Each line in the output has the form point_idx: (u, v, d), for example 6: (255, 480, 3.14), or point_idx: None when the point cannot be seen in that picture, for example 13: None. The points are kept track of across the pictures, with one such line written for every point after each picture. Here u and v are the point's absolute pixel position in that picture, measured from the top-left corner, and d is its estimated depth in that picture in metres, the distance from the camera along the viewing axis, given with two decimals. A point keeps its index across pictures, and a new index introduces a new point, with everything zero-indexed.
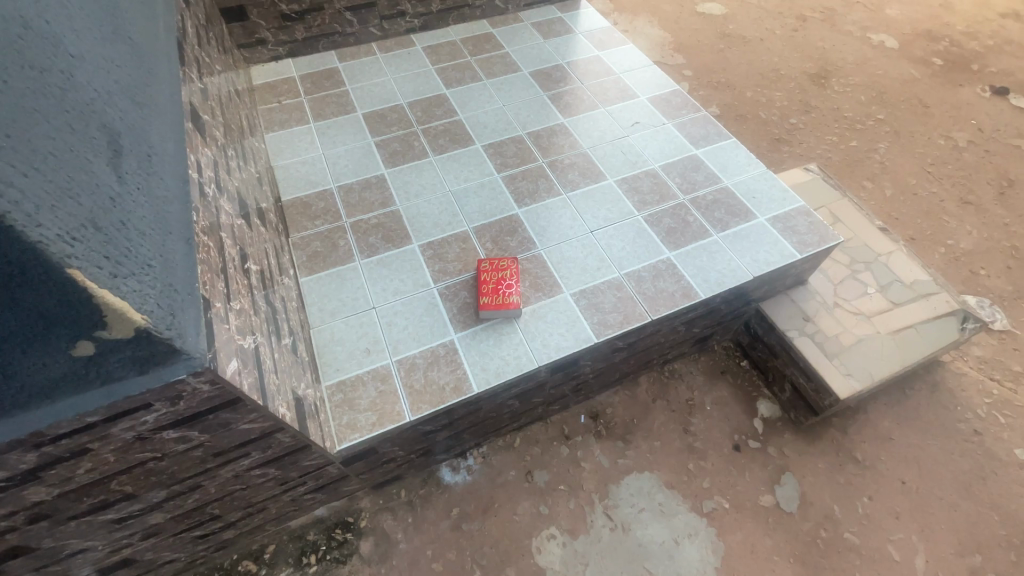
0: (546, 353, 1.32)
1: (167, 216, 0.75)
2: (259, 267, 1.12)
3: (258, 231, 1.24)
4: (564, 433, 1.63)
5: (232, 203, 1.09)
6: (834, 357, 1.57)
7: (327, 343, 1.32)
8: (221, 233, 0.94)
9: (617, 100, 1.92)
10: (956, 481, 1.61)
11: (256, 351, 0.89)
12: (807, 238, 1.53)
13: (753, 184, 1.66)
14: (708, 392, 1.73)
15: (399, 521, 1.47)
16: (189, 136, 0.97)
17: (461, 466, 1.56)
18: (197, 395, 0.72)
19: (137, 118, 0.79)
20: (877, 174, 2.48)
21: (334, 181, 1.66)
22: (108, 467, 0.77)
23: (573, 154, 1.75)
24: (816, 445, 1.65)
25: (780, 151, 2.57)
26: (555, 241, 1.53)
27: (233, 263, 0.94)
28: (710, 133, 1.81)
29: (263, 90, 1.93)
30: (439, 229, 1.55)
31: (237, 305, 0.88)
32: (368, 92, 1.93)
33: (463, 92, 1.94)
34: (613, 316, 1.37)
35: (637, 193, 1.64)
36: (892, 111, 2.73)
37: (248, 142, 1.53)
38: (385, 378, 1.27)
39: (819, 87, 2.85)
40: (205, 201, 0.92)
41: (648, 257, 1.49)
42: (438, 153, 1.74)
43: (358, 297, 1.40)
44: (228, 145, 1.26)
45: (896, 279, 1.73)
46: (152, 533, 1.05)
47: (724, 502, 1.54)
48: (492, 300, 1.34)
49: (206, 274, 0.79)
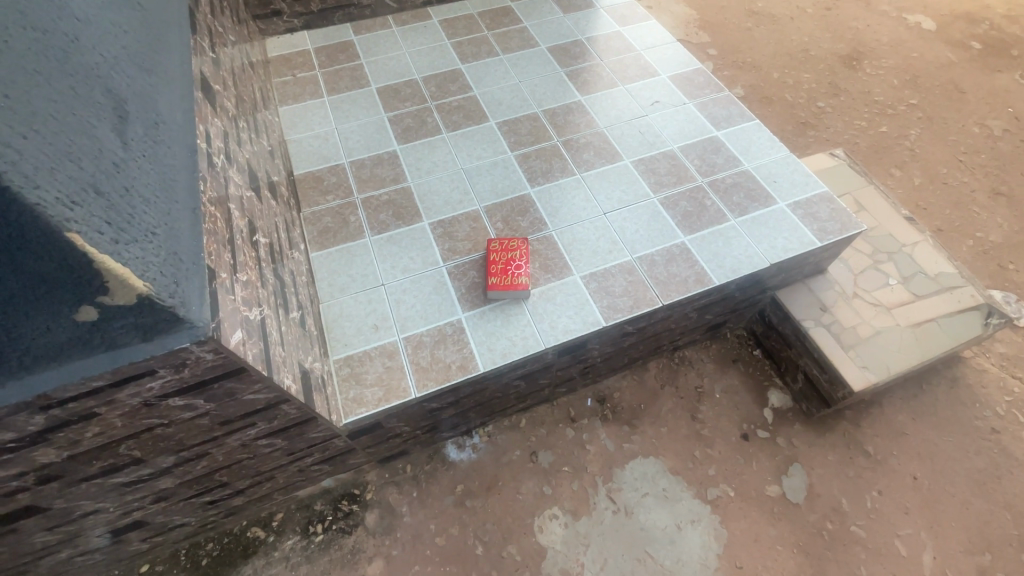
0: (554, 335, 1.30)
1: (173, 185, 0.75)
2: (269, 240, 1.12)
3: (268, 204, 1.24)
4: (571, 415, 1.63)
5: (241, 174, 1.08)
6: (850, 349, 1.53)
7: (336, 318, 1.32)
8: (229, 204, 0.94)
9: (637, 78, 1.87)
10: (970, 479, 1.57)
11: (262, 322, 0.89)
12: (828, 225, 1.48)
13: (774, 168, 1.61)
14: (719, 379, 1.70)
15: (404, 495, 1.49)
16: (199, 106, 0.96)
17: (466, 444, 1.57)
18: (202, 363, 0.73)
19: (145, 84, 0.79)
20: (906, 162, 2.39)
21: (346, 155, 1.65)
22: (115, 432, 0.79)
23: (589, 133, 1.71)
24: (826, 437, 1.62)
25: (806, 135, 2.49)
26: (568, 222, 1.50)
27: (240, 234, 0.94)
28: (733, 115, 1.75)
29: (278, 63, 1.91)
30: (450, 207, 1.53)
31: (243, 277, 0.88)
32: (383, 66, 1.91)
33: (480, 67, 1.90)
34: (623, 300, 1.35)
35: (654, 175, 1.60)
36: (925, 96, 2.62)
37: (261, 115, 1.52)
38: (392, 354, 1.27)
39: (849, 69, 2.74)
40: (214, 171, 0.91)
41: (661, 241, 1.46)
42: (452, 129, 1.71)
43: (367, 274, 1.40)
44: (240, 117, 1.25)
45: (920, 271, 1.67)
46: (163, 497, 1.08)
47: (729, 490, 1.53)
48: (501, 281, 1.33)
49: (212, 244, 0.79)
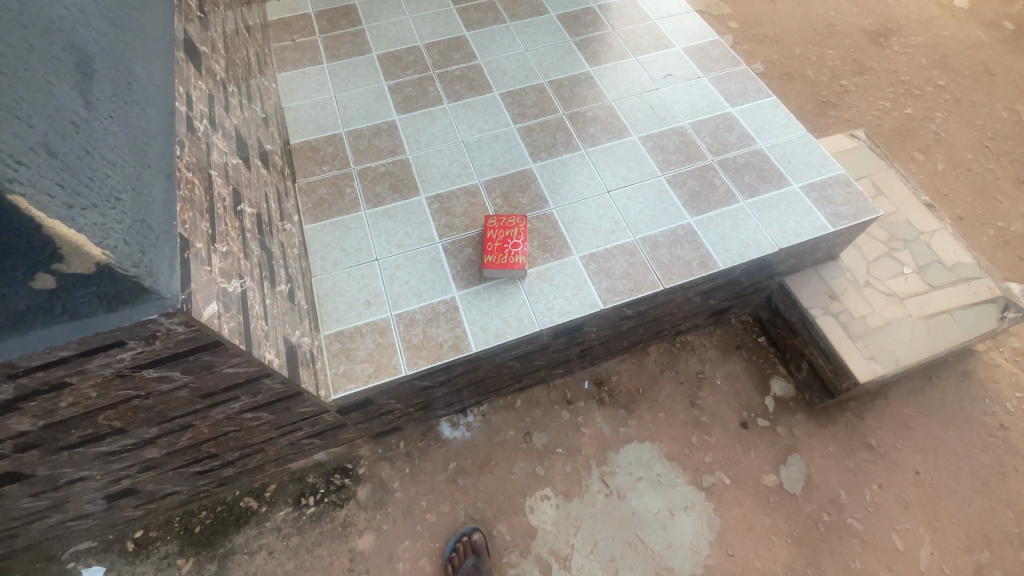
0: (549, 316, 1.27)
1: (146, 147, 0.72)
2: (256, 210, 1.09)
3: (259, 173, 1.20)
4: (567, 397, 1.60)
5: (227, 141, 1.04)
6: (858, 340, 1.48)
7: (328, 292, 1.29)
8: (210, 172, 0.90)
9: (649, 49, 1.78)
10: (974, 476, 1.53)
11: (243, 296, 0.87)
12: (843, 210, 1.41)
13: (789, 148, 1.53)
14: (720, 366, 1.67)
15: (396, 471, 1.48)
16: (181, 67, 0.92)
17: (461, 422, 1.55)
18: (173, 335, 0.70)
19: (118, 40, 0.75)
20: (930, 146, 2.28)
21: (344, 125, 1.60)
22: (91, 402, 0.78)
23: (596, 107, 1.63)
24: (828, 428, 1.58)
25: (826, 115, 2.38)
26: (569, 200, 1.45)
27: (222, 203, 0.91)
28: (749, 90, 1.66)
29: (277, 27, 1.85)
30: (449, 181, 1.48)
31: (223, 248, 0.85)
32: (385, 32, 1.83)
33: (486, 34, 1.82)
34: (623, 283, 1.31)
35: (662, 152, 1.53)
36: (954, 76, 2.48)
37: (256, 80, 1.47)
38: (383, 331, 1.24)
39: (876, 46, 2.60)
40: (194, 135, 0.88)
41: (666, 222, 1.40)
42: (454, 100, 1.65)
43: (361, 248, 1.37)
44: (230, 81, 1.20)
45: (936, 260, 1.59)
46: (150, 466, 1.08)
47: (725, 478, 1.51)
48: (497, 259, 1.29)
49: (187, 212, 0.76)
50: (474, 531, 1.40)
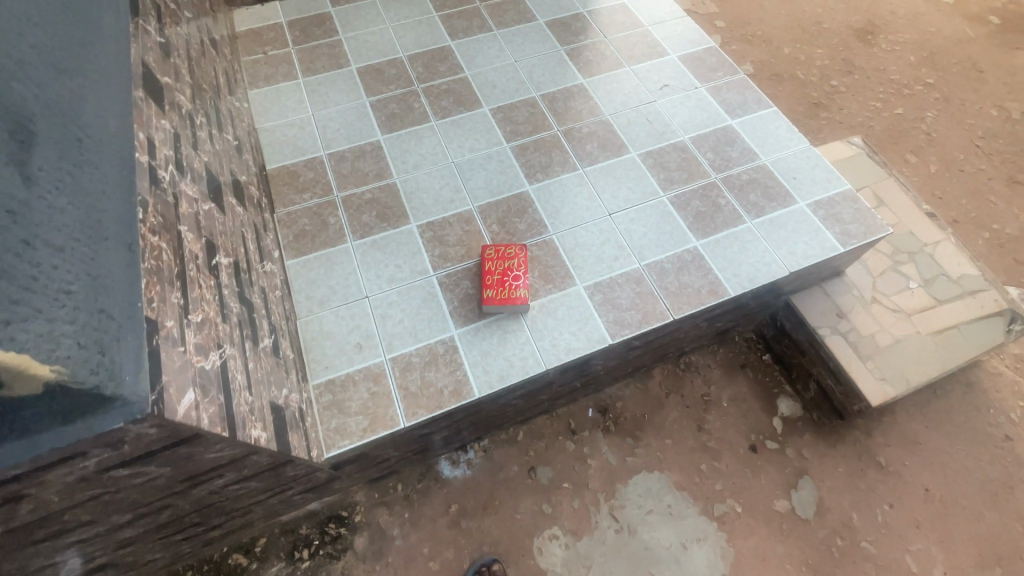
0: (555, 354, 1.19)
1: (100, 216, 0.62)
2: (233, 257, 0.98)
3: (234, 212, 1.09)
4: (571, 427, 1.54)
5: (197, 184, 0.94)
6: (867, 360, 1.44)
7: (315, 336, 1.19)
8: (179, 228, 0.79)
9: (644, 58, 1.70)
10: (982, 490, 1.52)
11: (223, 368, 0.77)
12: (852, 228, 1.36)
13: (794, 163, 1.47)
14: (726, 387, 1.62)
15: (395, 517, 1.40)
16: (140, 107, 0.80)
17: (461, 459, 1.48)
18: (144, 438, 0.61)
19: (61, 89, 0.64)
20: (923, 147, 2.26)
21: (324, 147, 1.49)
22: (53, 505, 0.68)
23: (592, 122, 1.55)
24: (837, 447, 1.55)
25: (818, 117, 2.35)
26: (569, 225, 1.37)
27: (195, 262, 0.81)
28: (749, 101, 1.60)
29: (247, 38, 1.71)
30: (440, 207, 1.39)
31: (198, 317, 0.75)
32: (364, 42, 1.72)
33: (472, 44, 1.72)
34: (631, 315, 1.24)
35: (664, 170, 1.46)
36: (943, 74, 2.47)
37: (226, 102, 1.35)
38: (378, 378, 1.15)
39: (864, 44, 2.57)
40: (159, 187, 0.77)
41: (672, 247, 1.33)
42: (441, 117, 1.55)
43: (349, 285, 1.27)
44: (197, 111, 1.08)
45: (942, 273, 1.56)
46: (126, 544, 0.98)
47: (737, 506, 1.47)
48: (497, 294, 1.21)
49: (154, 287, 0.66)
50: (493, 560, 1.35)
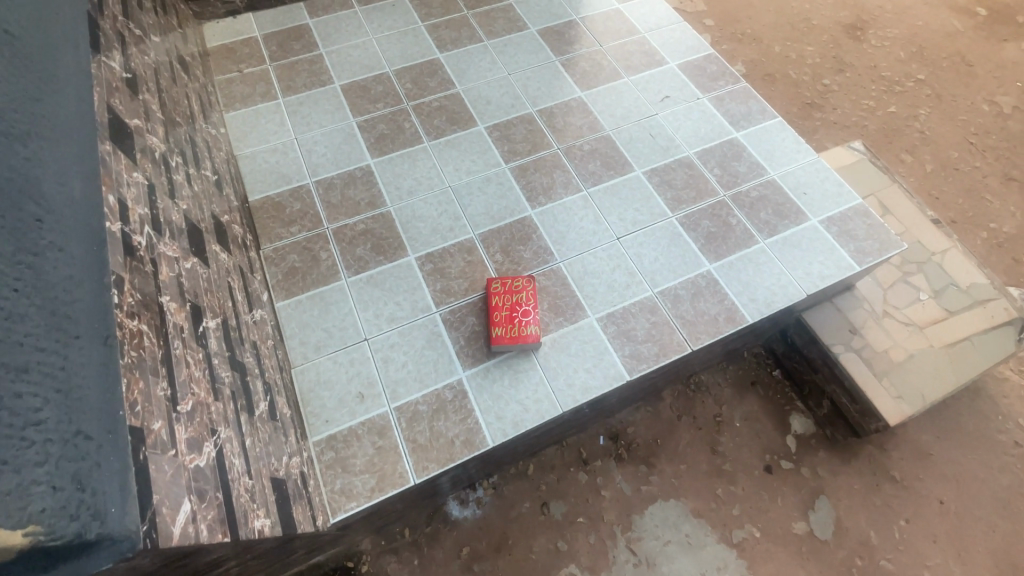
0: (571, 394, 1.13)
1: (69, 310, 0.53)
2: (221, 315, 0.89)
3: (218, 260, 0.99)
4: (582, 457, 1.48)
5: (177, 239, 0.84)
6: (882, 377, 1.42)
7: (312, 386, 1.11)
8: (160, 300, 0.70)
9: (642, 67, 1.63)
10: (996, 499, 1.50)
11: (219, 457, 0.69)
12: (867, 245, 1.32)
13: (804, 176, 1.43)
14: (738, 406, 1.57)
15: (404, 564, 1.34)
16: (107, 163, 0.71)
17: (470, 499, 1.42)
18: (136, 567, 0.53)
19: (15, 161, 0.54)
20: (917, 146, 2.25)
21: (310, 174, 1.39)
22: None
23: (592, 138, 1.48)
24: (852, 464, 1.52)
25: (812, 118, 2.31)
26: (577, 251, 1.30)
27: (180, 336, 0.72)
28: (753, 111, 1.55)
29: (219, 55, 1.59)
30: (439, 236, 1.31)
31: (188, 405, 0.66)
32: (347, 57, 1.61)
33: (462, 56, 1.63)
34: (647, 347, 1.18)
35: (671, 188, 1.40)
36: (933, 70, 2.45)
37: (202, 132, 1.24)
38: (383, 431, 1.07)
39: (854, 40, 2.54)
40: (135, 257, 0.68)
41: (685, 272, 1.27)
42: (434, 137, 1.47)
43: (346, 327, 1.18)
44: (172, 150, 0.97)
45: (950, 282, 1.54)
46: None
47: (755, 531, 1.43)
48: (506, 332, 1.14)
49: (137, 386, 0.57)
50: None
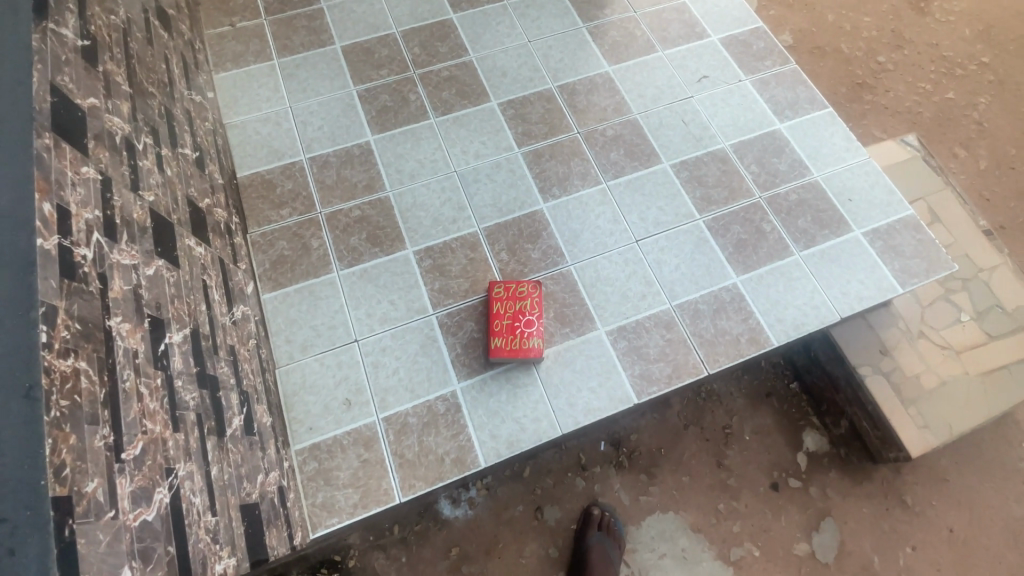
0: (572, 415, 1.05)
1: None
2: (190, 323, 0.81)
3: (192, 255, 0.90)
4: (581, 463, 1.42)
5: (138, 239, 0.74)
6: (909, 404, 1.32)
7: (297, 390, 1.04)
8: (108, 324, 0.61)
9: (679, 40, 1.45)
10: (1009, 530, 1.43)
11: (173, 501, 0.63)
12: (913, 264, 1.18)
13: (851, 180, 1.27)
14: (749, 418, 1.49)
15: (392, 561, 1.32)
16: (48, 160, 0.60)
17: (462, 498, 1.38)
18: None
19: None
20: (973, 139, 2.04)
21: (304, 150, 1.27)
22: None
23: (616, 123, 1.33)
24: (863, 486, 1.45)
25: (861, 101, 2.10)
26: (590, 253, 1.18)
27: (132, 363, 0.63)
28: (801, 98, 1.38)
29: (211, 5, 1.44)
30: (440, 229, 1.20)
31: (136, 448, 0.59)
32: (350, 13, 1.45)
33: (477, 18, 1.46)
34: (659, 367, 1.08)
35: (700, 186, 1.26)
36: (999, 52, 2.20)
37: (184, 100, 1.12)
38: (369, 443, 1.01)
39: (916, 12, 2.27)
40: (78, 278, 0.58)
41: (707, 284, 1.16)
42: (441, 113, 1.32)
43: (336, 325, 1.10)
44: (138, 128, 0.86)
45: (996, 303, 1.41)
46: None
47: (754, 549, 1.38)
48: (506, 344, 1.05)
49: (67, 444, 0.50)
50: None
